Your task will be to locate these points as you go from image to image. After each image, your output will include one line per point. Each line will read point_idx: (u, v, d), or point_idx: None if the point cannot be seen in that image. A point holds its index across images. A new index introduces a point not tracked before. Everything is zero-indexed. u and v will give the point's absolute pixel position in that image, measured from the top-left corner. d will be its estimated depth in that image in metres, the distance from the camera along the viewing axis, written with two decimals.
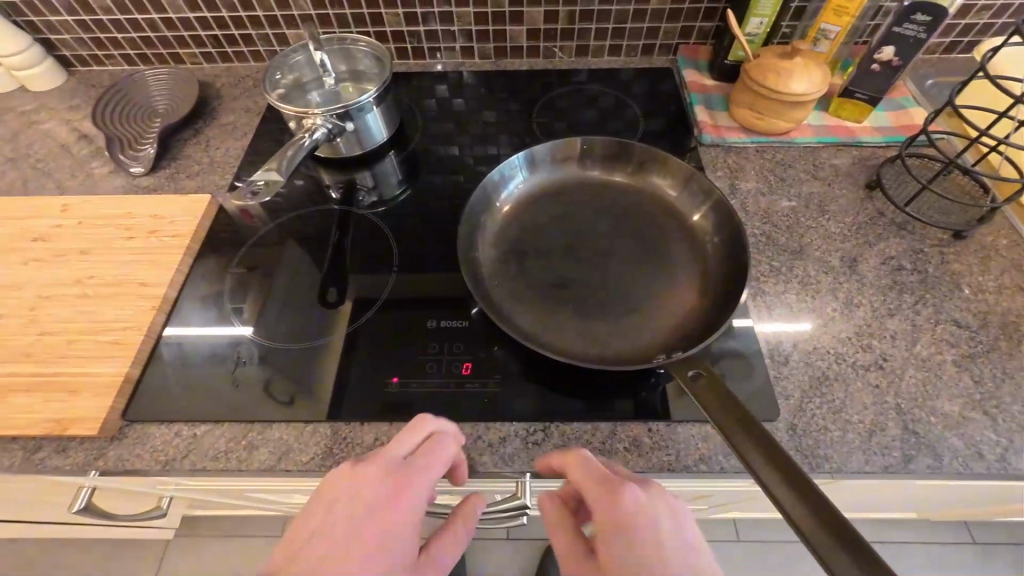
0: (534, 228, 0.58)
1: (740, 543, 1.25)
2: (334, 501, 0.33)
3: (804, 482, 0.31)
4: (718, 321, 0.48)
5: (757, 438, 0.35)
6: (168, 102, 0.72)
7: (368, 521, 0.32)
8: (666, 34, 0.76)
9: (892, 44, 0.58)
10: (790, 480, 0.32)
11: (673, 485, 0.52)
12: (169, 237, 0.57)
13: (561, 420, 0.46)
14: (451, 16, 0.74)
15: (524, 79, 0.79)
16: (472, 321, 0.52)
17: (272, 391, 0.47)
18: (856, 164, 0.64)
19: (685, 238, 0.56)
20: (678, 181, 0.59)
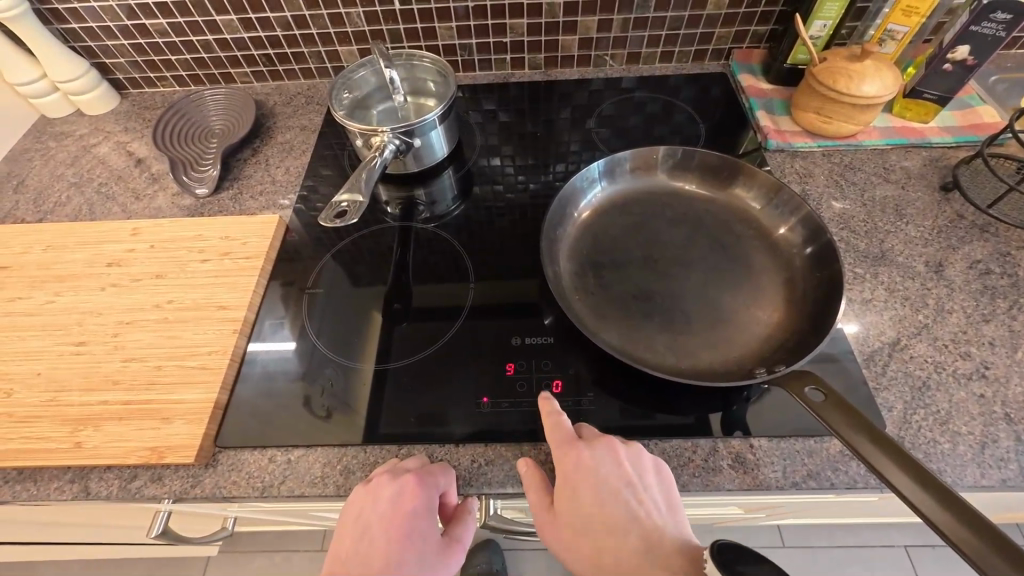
0: (613, 239, 0.58)
1: (785, 548, 1.22)
2: (367, 503, 0.40)
3: (953, 497, 0.31)
4: (814, 333, 0.47)
5: (885, 450, 0.34)
6: (224, 122, 0.72)
7: (382, 518, 0.40)
8: (720, 39, 0.75)
9: (968, 42, 0.57)
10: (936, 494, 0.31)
11: (763, 501, 0.51)
12: (242, 259, 0.57)
13: (659, 438, 0.45)
14: (504, 29, 0.74)
15: (574, 89, 0.78)
16: (557, 337, 0.52)
17: (312, 410, 0.48)
18: (928, 166, 0.63)
19: (769, 251, 0.56)
20: (763, 193, 0.58)
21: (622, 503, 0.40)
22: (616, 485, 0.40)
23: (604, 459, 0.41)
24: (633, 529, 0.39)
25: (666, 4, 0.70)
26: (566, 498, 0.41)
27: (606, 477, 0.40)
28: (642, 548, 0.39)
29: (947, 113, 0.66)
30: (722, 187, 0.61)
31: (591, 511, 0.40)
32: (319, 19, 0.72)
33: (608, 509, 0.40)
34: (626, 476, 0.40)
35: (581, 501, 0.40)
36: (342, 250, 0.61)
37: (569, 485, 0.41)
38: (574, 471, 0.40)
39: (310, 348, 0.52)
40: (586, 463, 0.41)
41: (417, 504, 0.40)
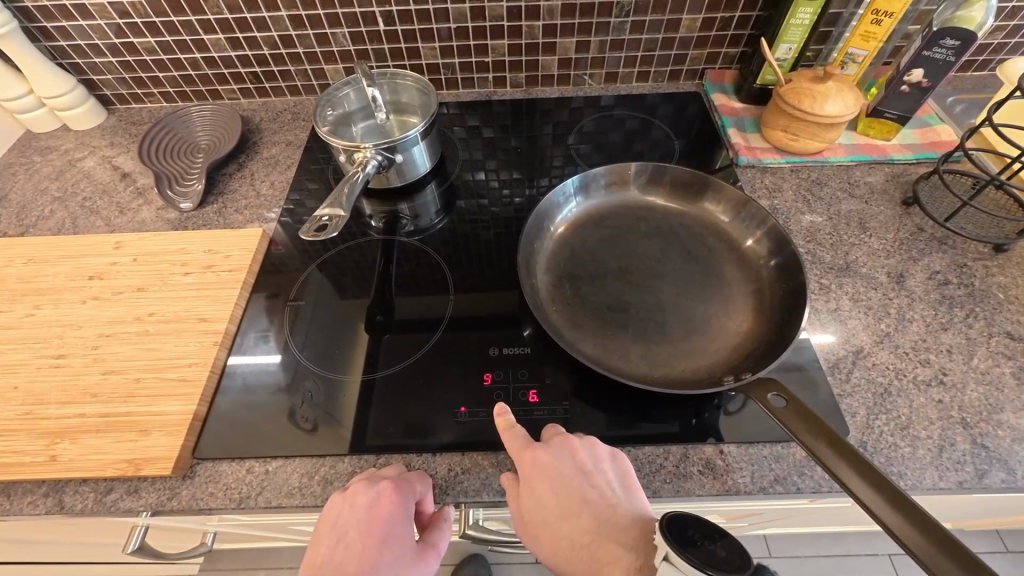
0: (589, 252, 0.59)
1: (773, 558, 1.23)
2: (342, 510, 0.41)
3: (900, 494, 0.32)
4: (780, 342, 0.49)
5: (844, 457, 0.35)
6: (211, 137, 0.73)
7: (359, 525, 0.40)
8: (693, 60, 0.78)
9: (923, 66, 0.60)
10: (883, 493, 0.33)
11: (737, 508, 0.52)
12: (226, 272, 0.58)
13: (632, 445, 0.46)
14: (486, 49, 0.76)
15: (555, 107, 0.81)
16: (535, 347, 0.53)
17: (295, 420, 0.48)
18: (891, 182, 0.66)
19: (739, 262, 0.58)
20: (731, 207, 0.61)
21: (578, 490, 0.41)
22: (571, 475, 0.41)
23: (559, 453, 0.42)
24: (591, 511, 0.40)
25: (640, 27, 0.73)
26: (527, 495, 0.41)
27: (561, 469, 0.41)
28: (600, 527, 0.40)
29: (908, 131, 0.69)
30: (692, 202, 0.64)
31: (551, 501, 0.41)
32: (305, 39, 0.74)
33: (565, 497, 0.41)
34: (582, 466, 0.41)
35: (541, 497, 0.41)
36: (327, 262, 0.62)
37: (529, 483, 0.41)
38: (532, 468, 0.41)
39: (293, 361, 0.53)
40: (544, 460, 0.41)
41: (393, 509, 0.40)
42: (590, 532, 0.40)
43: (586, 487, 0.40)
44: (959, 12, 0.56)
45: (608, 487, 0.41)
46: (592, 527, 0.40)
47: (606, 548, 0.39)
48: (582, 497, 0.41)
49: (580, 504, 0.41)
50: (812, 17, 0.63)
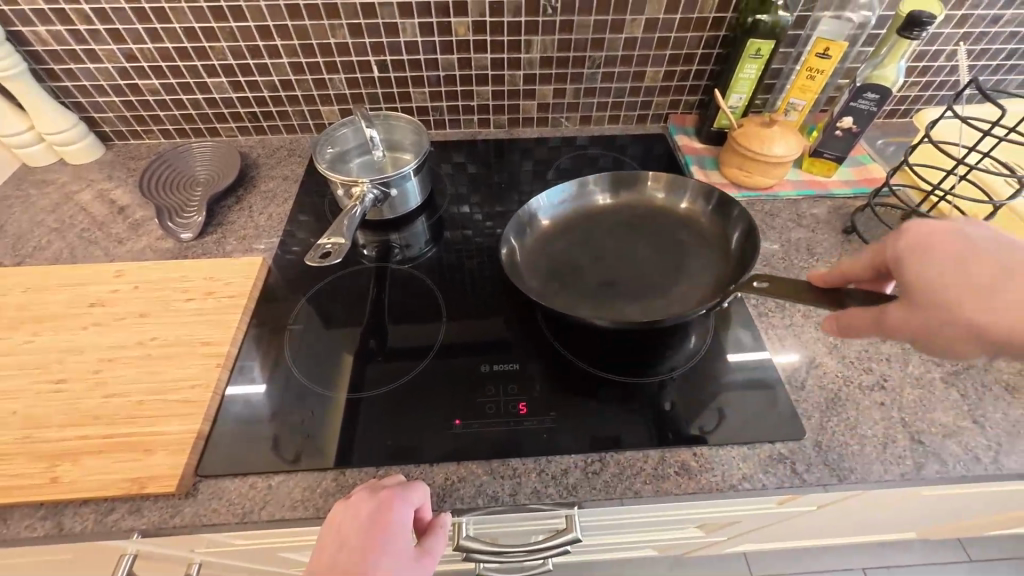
0: (567, 253, 0.65)
1: None
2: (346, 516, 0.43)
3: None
4: (734, 280, 0.58)
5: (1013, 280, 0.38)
6: (211, 172, 0.77)
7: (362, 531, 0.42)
8: (658, 106, 0.87)
9: (851, 114, 0.70)
10: None
11: (710, 508, 0.56)
12: (226, 298, 0.61)
13: (615, 450, 0.50)
14: (471, 94, 0.84)
15: (535, 145, 0.88)
16: (521, 363, 0.57)
17: (277, 446, 0.50)
18: (832, 213, 0.74)
19: (696, 235, 0.66)
20: (678, 194, 0.69)
21: (975, 263, 0.39)
22: (964, 238, 0.40)
23: (937, 250, 0.40)
24: (1004, 265, 0.38)
25: (610, 77, 0.82)
26: (968, 260, 0.39)
27: (949, 260, 0.39)
28: (993, 310, 0.37)
29: (845, 170, 0.79)
30: (645, 195, 0.71)
31: (972, 267, 0.38)
32: (304, 83, 0.80)
33: (976, 268, 0.38)
34: (955, 257, 0.39)
35: (966, 266, 0.39)
36: (315, 292, 0.66)
37: (969, 254, 0.39)
38: (954, 240, 0.40)
39: (284, 383, 0.55)
40: (945, 248, 0.40)
41: (394, 513, 0.43)
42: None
43: (932, 258, 0.40)
44: (874, 71, 0.67)
45: (918, 279, 0.40)
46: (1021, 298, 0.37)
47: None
48: (946, 270, 0.39)
49: (986, 260, 0.38)
50: (757, 72, 0.73)
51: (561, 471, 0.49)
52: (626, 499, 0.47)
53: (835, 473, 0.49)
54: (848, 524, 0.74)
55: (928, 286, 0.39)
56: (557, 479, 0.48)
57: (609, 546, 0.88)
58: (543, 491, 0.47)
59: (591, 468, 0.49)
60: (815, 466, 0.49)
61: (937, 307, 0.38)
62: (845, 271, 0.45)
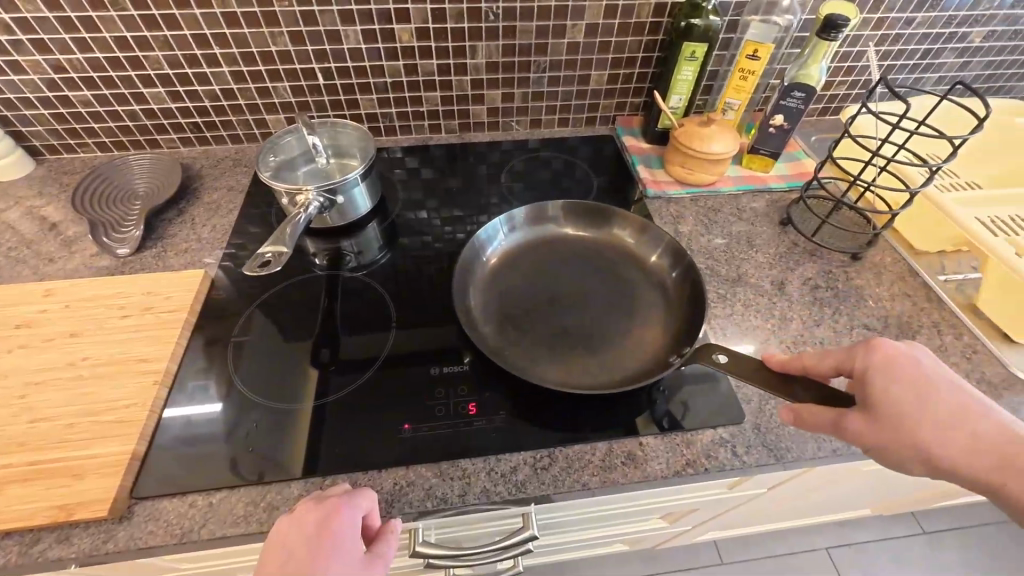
0: (520, 292, 0.63)
1: (725, 564, 1.26)
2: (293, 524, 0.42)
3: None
4: (692, 326, 0.57)
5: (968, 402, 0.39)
6: (150, 184, 0.75)
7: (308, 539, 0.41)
8: (605, 108, 0.89)
9: (782, 112, 0.74)
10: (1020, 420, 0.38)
11: (662, 495, 0.58)
12: (165, 312, 0.59)
13: (563, 445, 0.50)
14: (420, 99, 0.84)
15: (487, 150, 0.89)
16: (472, 364, 0.57)
17: (221, 463, 0.49)
18: (770, 206, 0.78)
19: (646, 272, 0.65)
20: (634, 229, 0.68)
21: (934, 392, 0.38)
22: (925, 367, 0.40)
23: (896, 372, 0.40)
24: (957, 396, 0.38)
25: (556, 81, 0.84)
26: (927, 388, 0.39)
27: (906, 383, 0.39)
28: (947, 438, 0.37)
29: (781, 165, 0.83)
30: (602, 228, 0.70)
31: (931, 400, 0.38)
32: (246, 92, 0.79)
33: (933, 401, 0.38)
34: (913, 388, 0.39)
35: (926, 398, 0.38)
36: (263, 303, 0.64)
37: (930, 383, 0.39)
38: (908, 359, 0.40)
39: (227, 398, 0.54)
40: (903, 372, 0.40)
41: (344, 514, 0.43)
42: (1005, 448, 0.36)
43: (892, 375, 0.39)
44: (800, 70, 0.70)
45: (879, 395, 0.39)
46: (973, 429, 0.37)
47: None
48: (907, 397, 0.39)
49: (945, 389, 0.39)
50: (694, 74, 0.76)
51: (510, 469, 0.49)
52: (574, 492, 0.48)
53: (773, 453, 0.51)
54: (799, 504, 0.77)
55: (889, 405, 0.39)
56: (506, 477, 0.49)
57: (576, 543, 0.88)
58: (492, 489, 0.48)
59: (540, 464, 0.49)
60: (753, 447, 0.51)
61: (897, 427, 0.38)
62: (808, 363, 0.44)
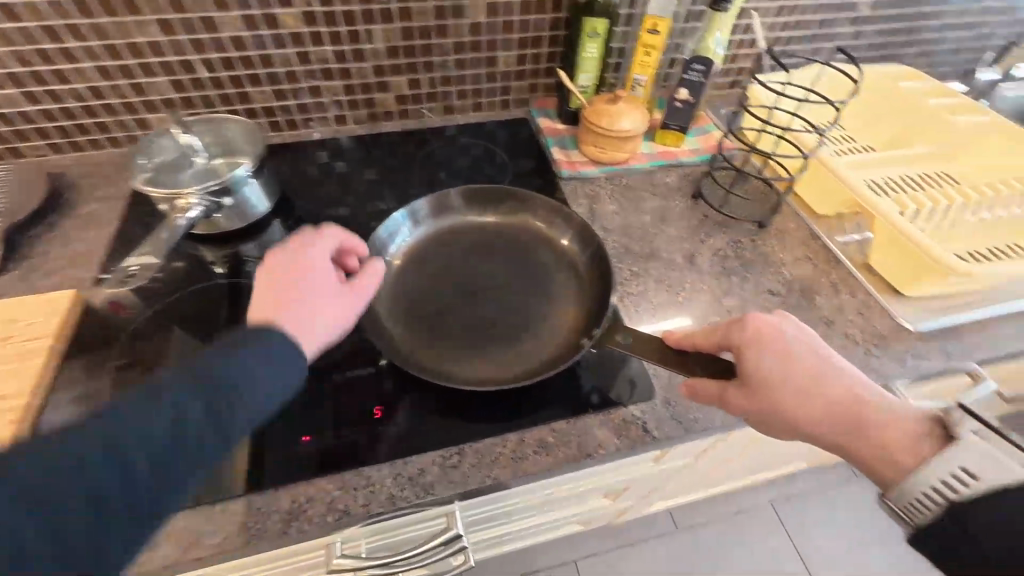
0: (429, 286, 0.60)
1: (679, 531, 1.29)
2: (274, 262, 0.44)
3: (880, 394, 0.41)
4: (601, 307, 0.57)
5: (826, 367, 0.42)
6: (9, 199, 0.67)
7: (283, 279, 0.43)
8: (518, 90, 0.87)
9: (687, 86, 0.75)
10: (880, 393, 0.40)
11: (587, 476, 0.58)
12: (27, 342, 0.53)
13: (473, 440, 0.49)
14: (319, 90, 0.79)
15: (399, 139, 0.85)
16: (377, 365, 0.54)
17: None
18: (683, 180, 0.78)
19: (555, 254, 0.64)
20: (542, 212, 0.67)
21: (797, 362, 0.42)
22: (790, 338, 0.43)
23: (767, 345, 0.42)
24: (816, 363, 0.42)
25: (463, 64, 0.81)
26: (790, 359, 0.42)
27: (774, 354, 0.42)
28: (805, 404, 0.41)
29: (693, 139, 0.83)
30: (514, 211, 0.68)
31: (794, 369, 0.42)
32: (117, 89, 0.70)
33: (796, 370, 0.42)
34: (779, 359, 0.42)
35: (790, 367, 0.42)
36: (149, 320, 0.59)
37: (793, 353, 0.42)
38: (775, 332, 0.43)
39: None
40: (772, 344, 0.42)
41: (312, 253, 0.46)
42: (849, 411, 0.40)
43: (764, 350, 0.42)
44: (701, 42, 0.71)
45: (751, 368, 0.42)
46: (827, 396, 0.41)
47: (929, 446, 0.38)
48: (774, 367, 0.42)
49: (806, 357, 0.42)
50: (598, 51, 0.75)
51: (417, 471, 0.47)
52: (484, 486, 0.47)
53: (683, 425, 0.51)
54: (730, 467, 0.80)
55: (760, 377, 0.42)
56: (413, 480, 0.47)
57: (523, 529, 0.88)
58: (398, 494, 0.46)
59: (449, 462, 0.48)
60: (664, 421, 0.51)
61: (764, 396, 0.42)
62: (696, 339, 0.46)
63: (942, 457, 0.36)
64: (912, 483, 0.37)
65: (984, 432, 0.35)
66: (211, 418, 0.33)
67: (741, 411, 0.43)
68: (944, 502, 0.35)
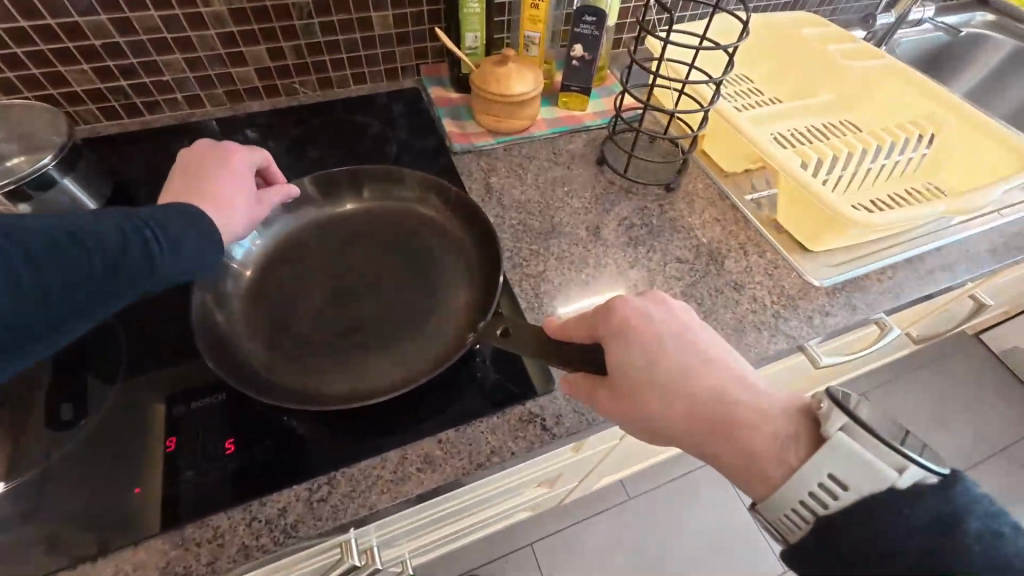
0: (296, 290, 0.52)
1: (632, 499, 1.21)
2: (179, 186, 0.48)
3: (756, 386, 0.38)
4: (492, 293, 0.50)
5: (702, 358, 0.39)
6: None
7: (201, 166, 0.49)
8: (403, 57, 0.78)
9: (580, 41, 0.69)
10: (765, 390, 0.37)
11: (496, 481, 0.53)
12: None
13: (345, 466, 0.43)
14: (157, 66, 0.67)
15: (269, 120, 0.74)
16: (230, 391, 0.46)
17: None
18: (588, 146, 0.72)
19: (441, 238, 0.57)
20: (425, 194, 0.60)
21: (665, 354, 0.39)
22: (662, 327, 0.40)
23: (634, 336, 0.39)
24: (688, 355, 0.39)
25: (331, 28, 0.70)
26: (658, 352, 0.38)
27: (641, 347, 0.39)
28: (671, 400, 0.38)
29: (597, 101, 0.77)
30: (397, 194, 0.60)
31: (661, 362, 0.38)
32: None
33: (662, 363, 0.38)
34: (646, 350, 0.38)
35: (657, 360, 0.38)
36: None
37: (662, 345, 0.39)
38: (647, 323, 0.39)
39: None
40: (640, 334, 0.39)
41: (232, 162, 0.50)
42: (718, 412, 0.37)
43: (634, 343, 0.39)
44: None
45: (616, 361, 0.38)
46: (696, 395, 0.38)
47: (794, 454, 0.35)
48: (640, 359, 0.38)
49: (677, 349, 0.39)
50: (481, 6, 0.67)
51: (278, 511, 0.41)
52: (359, 518, 0.41)
53: (586, 416, 0.46)
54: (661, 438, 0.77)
55: (623, 371, 0.38)
56: (273, 523, 0.40)
57: (459, 528, 0.83)
58: (253, 543, 0.39)
59: (317, 496, 0.42)
60: (564, 415, 0.46)
61: (628, 392, 0.39)
62: (574, 330, 0.41)
63: (811, 464, 0.33)
64: (783, 495, 0.34)
65: (851, 429, 0.32)
66: (133, 243, 0.37)
67: (609, 410, 0.40)
68: (813, 513, 0.33)
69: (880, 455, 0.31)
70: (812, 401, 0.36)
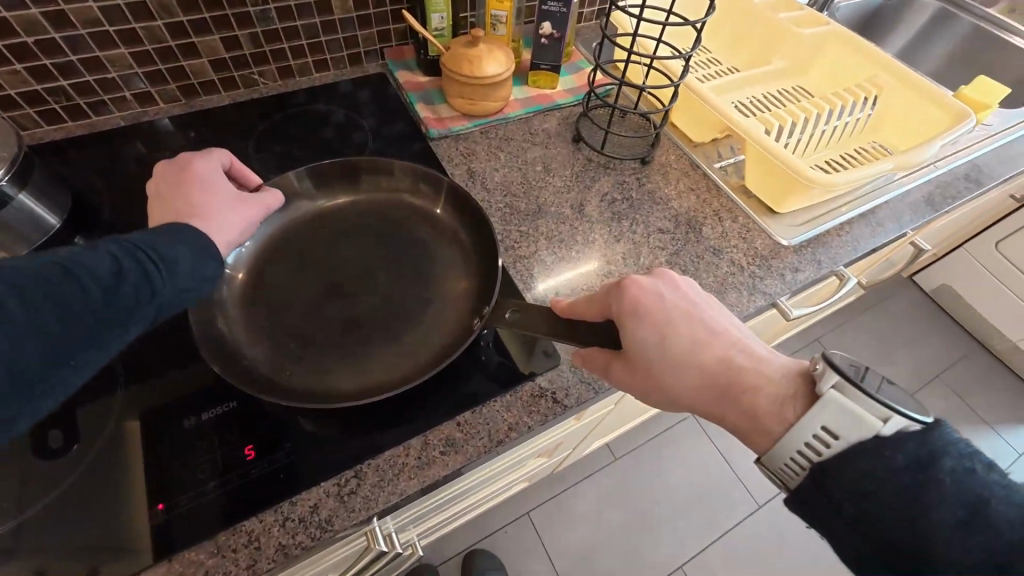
0: (291, 291, 0.52)
1: (619, 459, 1.28)
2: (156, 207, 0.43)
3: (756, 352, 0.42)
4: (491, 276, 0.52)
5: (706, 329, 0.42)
6: None
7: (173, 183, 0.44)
8: (366, 41, 0.75)
9: (548, 19, 0.69)
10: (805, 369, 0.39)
11: (508, 455, 0.55)
12: None
13: (370, 457, 0.44)
14: (100, 62, 0.62)
15: (229, 114, 0.70)
16: (241, 398, 0.46)
17: None
18: (562, 125, 0.74)
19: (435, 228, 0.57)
20: (411, 183, 0.59)
21: (675, 329, 0.41)
22: (670, 304, 0.42)
23: (647, 314, 0.41)
24: (695, 328, 0.42)
25: (289, 14, 0.67)
26: (668, 328, 0.41)
27: (653, 324, 0.41)
28: (682, 370, 0.41)
29: (567, 78, 0.78)
30: (381, 185, 0.60)
31: (671, 337, 0.41)
32: None
33: (673, 337, 0.41)
34: (658, 327, 0.41)
35: (668, 336, 0.41)
36: None
37: (671, 321, 0.42)
38: (657, 300, 0.42)
39: None
40: (651, 312, 0.42)
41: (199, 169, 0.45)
42: (725, 378, 0.41)
43: (646, 321, 0.41)
44: None
45: (630, 339, 0.41)
46: (703, 364, 0.41)
47: (792, 410, 0.39)
48: (653, 336, 0.41)
49: (685, 324, 0.42)
50: None
51: (309, 508, 0.42)
52: (390, 506, 0.42)
53: (592, 386, 0.49)
54: None
55: (637, 348, 0.41)
56: (306, 521, 0.41)
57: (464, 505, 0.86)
58: (289, 542, 0.40)
59: (346, 490, 0.43)
60: (573, 386, 0.49)
61: (641, 366, 0.42)
62: (582, 309, 0.44)
63: (806, 418, 0.37)
64: (783, 447, 0.38)
65: (841, 385, 0.36)
66: (129, 267, 0.33)
67: (622, 382, 0.43)
68: (810, 460, 0.37)
69: (865, 406, 0.35)
70: (811, 363, 0.40)
